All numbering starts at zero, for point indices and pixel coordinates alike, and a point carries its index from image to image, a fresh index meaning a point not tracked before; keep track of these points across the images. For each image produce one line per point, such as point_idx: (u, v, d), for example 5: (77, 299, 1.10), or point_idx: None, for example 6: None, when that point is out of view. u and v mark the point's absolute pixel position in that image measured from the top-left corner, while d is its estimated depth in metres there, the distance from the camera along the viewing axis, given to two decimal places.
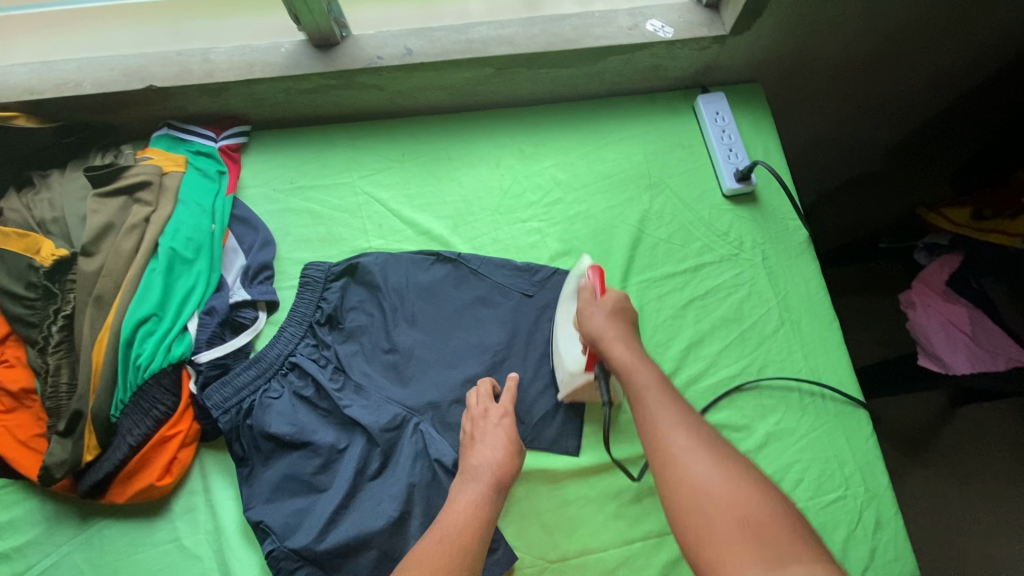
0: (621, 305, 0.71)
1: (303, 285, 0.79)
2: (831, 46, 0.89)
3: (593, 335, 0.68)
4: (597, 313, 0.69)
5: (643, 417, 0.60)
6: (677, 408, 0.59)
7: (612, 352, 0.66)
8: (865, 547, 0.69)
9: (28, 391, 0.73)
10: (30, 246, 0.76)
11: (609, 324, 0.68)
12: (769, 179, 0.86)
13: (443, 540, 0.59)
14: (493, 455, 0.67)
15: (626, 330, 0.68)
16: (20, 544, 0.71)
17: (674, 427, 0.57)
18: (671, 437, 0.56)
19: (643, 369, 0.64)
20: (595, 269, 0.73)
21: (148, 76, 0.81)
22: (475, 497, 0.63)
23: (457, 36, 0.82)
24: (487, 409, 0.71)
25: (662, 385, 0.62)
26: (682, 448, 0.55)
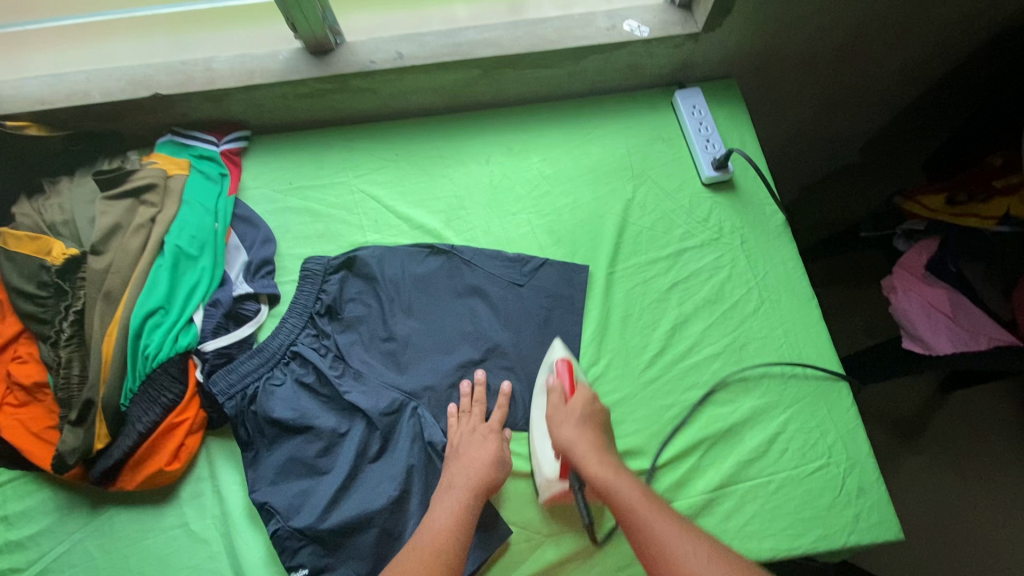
0: (591, 408, 0.68)
1: (303, 278, 0.82)
2: (800, 41, 0.93)
3: (567, 445, 0.65)
4: (567, 424, 0.67)
5: (647, 544, 0.56)
6: (669, 522, 0.58)
7: (588, 471, 0.63)
8: (849, 512, 0.72)
9: (40, 386, 0.76)
10: (41, 248, 0.79)
11: (581, 435, 0.66)
12: (746, 167, 0.90)
13: (417, 546, 0.61)
14: (473, 463, 0.69)
15: (597, 441, 0.66)
16: (33, 533, 0.73)
17: (676, 536, 0.56)
18: (684, 562, 0.54)
19: (625, 482, 0.61)
20: (564, 362, 0.72)
21: (153, 85, 0.85)
22: (455, 503, 0.65)
23: (445, 40, 0.87)
24: (475, 425, 0.73)
25: (645, 499, 0.60)
26: (700, 574, 0.53)
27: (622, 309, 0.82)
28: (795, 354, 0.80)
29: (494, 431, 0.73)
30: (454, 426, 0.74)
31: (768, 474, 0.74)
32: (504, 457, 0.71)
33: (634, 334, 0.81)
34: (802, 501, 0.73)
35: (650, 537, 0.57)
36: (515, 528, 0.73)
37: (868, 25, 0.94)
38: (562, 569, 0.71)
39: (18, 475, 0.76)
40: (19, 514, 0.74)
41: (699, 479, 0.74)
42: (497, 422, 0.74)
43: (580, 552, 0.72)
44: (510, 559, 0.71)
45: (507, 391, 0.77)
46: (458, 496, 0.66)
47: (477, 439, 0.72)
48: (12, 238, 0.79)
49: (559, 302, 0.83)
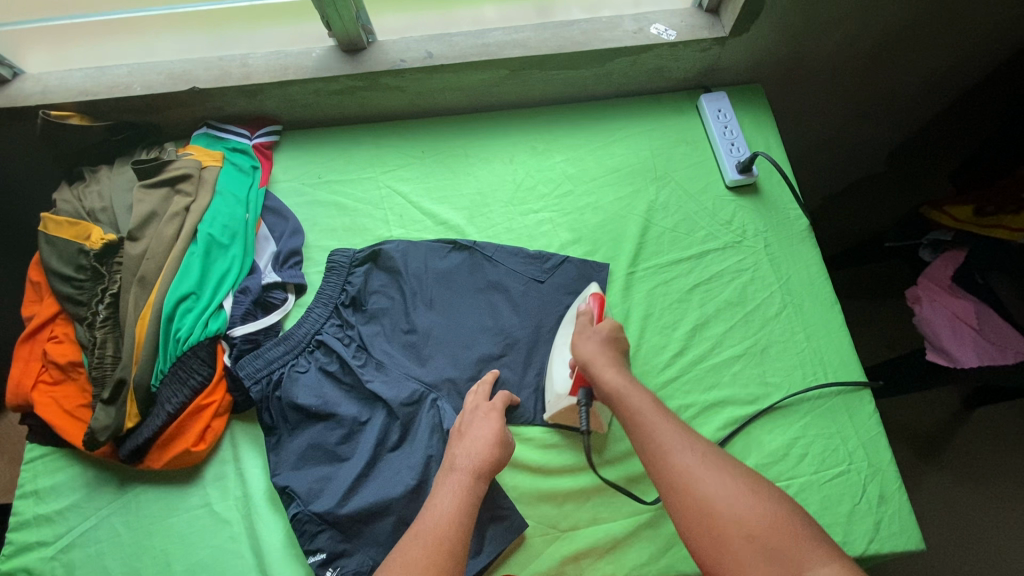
0: (615, 334, 0.73)
1: (329, 269, 0.84)
2: (827, 47, 0.94)
3: (586, 357, 0.70)
4: (590, 339, 0.72)
5: (646, 440, 0.62)
6: (673, 426, 0.62)
7: (604, 378, 0.67)
8: (869, 520, 0.71)
9: (75, 365, 0.78)
10: (80, 233, 0.82)
11: (601, 351, 0.71)
12: (771, 171, 0.90)
13: (418, 531, 0.61)
14: (475, 445, 0.69)
15: (619, 359, 0.70)
16: (62, 508, 0.75)
17: (675, 436, 0.61)
18: (678, 456, 0.59)
19: (637, 391, 0.66)
20: (597, 296, 0.76)
21: (192, 79, 0.88)
22: (457, 486, 0.65)
23: (474, 41, 0.89)
24: (477, 404, 0.74)
25: (654, 407, 0.64)
26: (690, 465, 0.58)
27: (643, 308, 0.83)
28: (816, 358, 0.80)
29: (495, 409, 0.73)
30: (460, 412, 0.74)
31: (787, 478, 0.73)
32: (507, 435, 0.71)
33: (653, 334, 0.81)
34: (821, 506, 0.72)
35: (652, 434, 0.62)
36: (531, 522, 0.73)
37: (896, 32, 0.93)
38: (576, 564, 0.72)
39: (49, 451, 0.78)
40: (50, 489, 0.76)
41: None
42: (500, 403, 0.74)
43: (595, 548, 0.72)
44: (525, 551, 0.72)
45: (508, 397, 0.76)
46: (459, 480, 0.66)
47: (481, 419, 0.72)
48: (53, 223, 0.82)
49: (580, 300, 0.83)
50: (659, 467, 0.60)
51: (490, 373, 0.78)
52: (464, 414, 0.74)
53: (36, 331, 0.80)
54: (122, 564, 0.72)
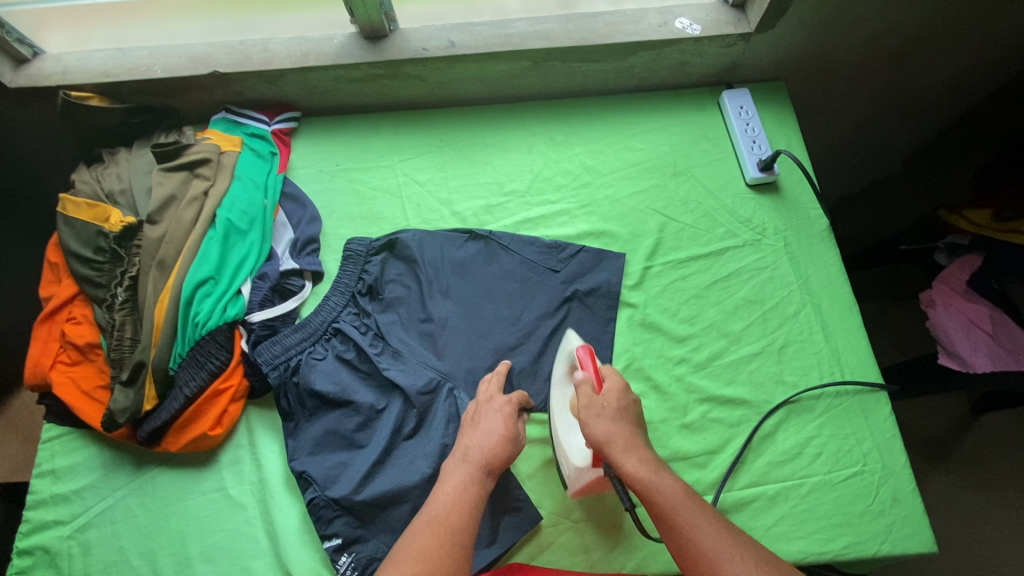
0: (624, 402, 0.66)
1: (346, 258, 0.84)
2: (852, 45, 0.92)
3: (603, 439, 0.63)
4: (602, 418, 0.64)
5: (688, 544, 0.57)
6: (712, 523, 0.58)
7: (628, 468, 0.61)
8: (882, 521, 0.72)
9: (93, 346, 0.78)
10: (98, 215, 0.82)
11: (615, 428, 0.64)
12: (792, 169, 0.89)
13: (427, 519, 0.60)
14: (487, 437, 0.68)
15: (637, 435, 0.65)
16: (79, 487, 0.76)
17: (717, 535, 0.57)
18: (726, 562, 0.55)
19: (665, 480, 0.61)
20: (585, 350, 0.70)
21: (212, 63, 0.88)
22: (466, 477, 0.64)
23: (496, 30, 0.88)
24: (491, 396, 0.73)
25: (686, 497, 0.60)
26: (747, 575, 0.54)
27: (659, 303, 0.83)
28: (834, 359, 0.80)
29: (510, 404, 0.71)
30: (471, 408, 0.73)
31: (801, 477, 0.73)
32: (518, 432, 0.70)
33: (670, 329, 0.81)
34: (834, 506, 0.72)
35: (691, 535, 0.57)
36: (544, 513, 0.74)
37: (923, 32, 0.92)
38: (587, 556, 0.72)
39: (66, 431, 0.79)
40: (67, 469, 0.77)
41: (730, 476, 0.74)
42: (515, 399, 0.73)
43: (607, 540, 0.73)
44: (538, 542, 0.73)
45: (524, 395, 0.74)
46: (470, 471, 0.64)
47: (495, 412, 0.70)
48: (73, 205, 0.83)
49: (597, 293, 0.83)
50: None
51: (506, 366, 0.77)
52: (478, 404, 0.72)
53: (55, 312, 0.80)
54: (138, 545, 0.73)
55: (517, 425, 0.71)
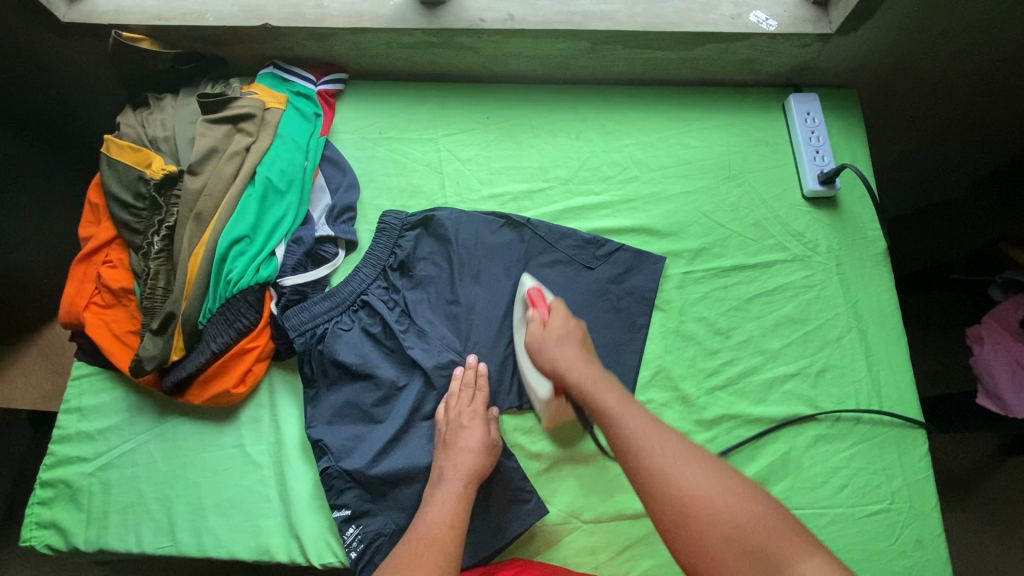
0: (566, 329, 0.71)
1: (379, 230, 0.83)
2: (937, 57, 0.86)
3: (550, 366, 0.68)
4: (546, 344, 0.69)
5: (621, 440, 0.57)
6: (649, 422, 0.58)
7: (570, 379, 0.65)
8: (902, 562, 0.69)
9: (127, 291, 0.79)
10: (142, 160, 0.82)
11: (560, 351, 0.69)
12: (854, 184, 0.84)
13: (412, 540, 0.62)
14: (462, 454, 0.69)
15: (587, 357, 0.68)
16: (104, 428, 0.78)
17: (645, 429, 0.57)
18: (653, 456, 0.54)
19: (605, 390, 0.62)
20: (537, 291, 0.76)
21: (264, 15, 0.86)
22: (447, 498, 0.66)
23: (559, 7, 0.83)
24: (462, 408, 0.72)
25: (624, 401, 0.61)
26: (669, 466, 0.53)
27: (696, 311, 0.80)
28: (874, 390, 0.76)
29: (474, 413, 0.72)
30: (444, 410, 0.73)
31: (822, 506, 0.71)
32: (494, 439, 0.71)
33: (703, 338, 0.78)
34: (853, 540, 0.70)
35: (620, 427, 0.58)
36: (555, 508, 0.73)
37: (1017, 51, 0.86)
38: (594, 557, 0.72)
39: (95, 371, 0.80)
40: (94, 408, 0.79)
41: None
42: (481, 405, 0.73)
43: (614, 544, 0.72)
44: (544, 537, 0.72)
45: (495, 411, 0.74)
46: (449, 490, 0.66)
47: (466, 424, 0.71)
48: (116, 147, 0.83)
49: (632, 293, 0.80)
50: (638, 468, 0.54)
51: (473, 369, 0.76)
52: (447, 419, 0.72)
53: (92, 253, 0.81)
54: (155, 490, 0.75)
55: (492, 429, 0.72)
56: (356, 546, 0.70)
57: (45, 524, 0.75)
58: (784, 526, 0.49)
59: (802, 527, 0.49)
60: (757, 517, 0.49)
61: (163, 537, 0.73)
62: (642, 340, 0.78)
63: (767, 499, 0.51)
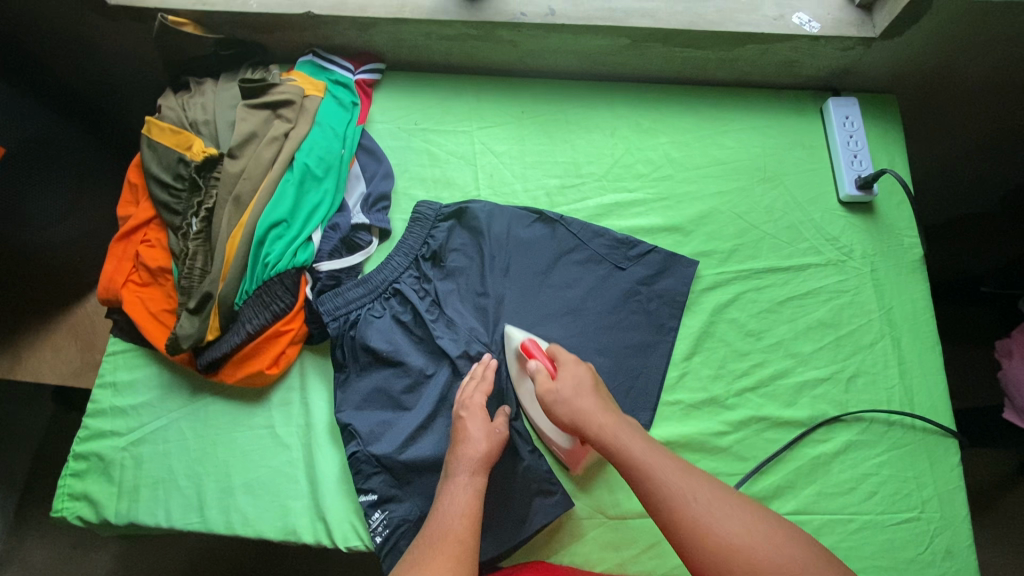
0: (578, 381, 0.66)
1: (413, 220, 0.83)
2: (982, 65, 0.85)
3: (568, 420, 0.64)
4: (557, 402, 0.65)
5: (660, 501, 0.55)
6: (680, 474, 0.56)
7: (593, 433, 0.62)
8: (930, 571, 0.69)
9: (163, 271, 0.81)
10: (182, 143, 0.83)
11: (579, 407, 0.64)
12: (892, 191, 0.84)
13: (426, 537, 0.61)
14: (466, 447, 0.68)
15: (605, 404, 0.64)
16: (137, 403, 0.79)
17: (680, 479, 0.56)
18: (691, 506, 0.54)
19: (630, 440, 0.60)
20: (530, 343, 0.72)
21: (307, 3, 0.86)
22: (455, 492, 0.65)
23: (600, 3, 0.83)
24: (467, 401, 0.72)
25: (651, 449, 0.59)
26: (709, 518, 0.53)
27: (727, 313, 0.79)
28: (907, 398, 0.75)
29: (478, 404, 0.72)
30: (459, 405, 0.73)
31: (851, 512, 0.71)
32: (499, 429, 0.71)
33: (733, 340, 0.78)
34: (882, 547, 0.69)
35: (657, 483, 0.56)
36: (580, 502, 0.74)
37: None
38: (617, 554, 0.71)
39: (130, 348, 0.82)
40: (128, 383, 0.80)
41: (775, 499, 0.71)
42: (481, 396, 0.72)
43: (638, 541, 0.72)
44: (569, 531, 0.72)
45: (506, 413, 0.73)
46: (456, 484, 0.66)
47: (470, 413, 0.71)
48: (157, 129, 0.84)
49: (662, 294, 0.80)
50: (679, 527, 0.53)
51: (483, 365, 0.76)
52: (456, 414, 0.72)
53: (131, 233, 0.82)
54: (185, 466, 0.76)
55: (495, 421, 0.72)
56: (382, 530, 0.71)
57: (76, 496, 0.76)
58: (818, 568, 0.50)
59: (839, 562, 0.51)
60: (804, 564, 0.50)
61: (192, 514, 0.74)
62: (671, 339, 0.78)
63: (806, 544, 0.52)
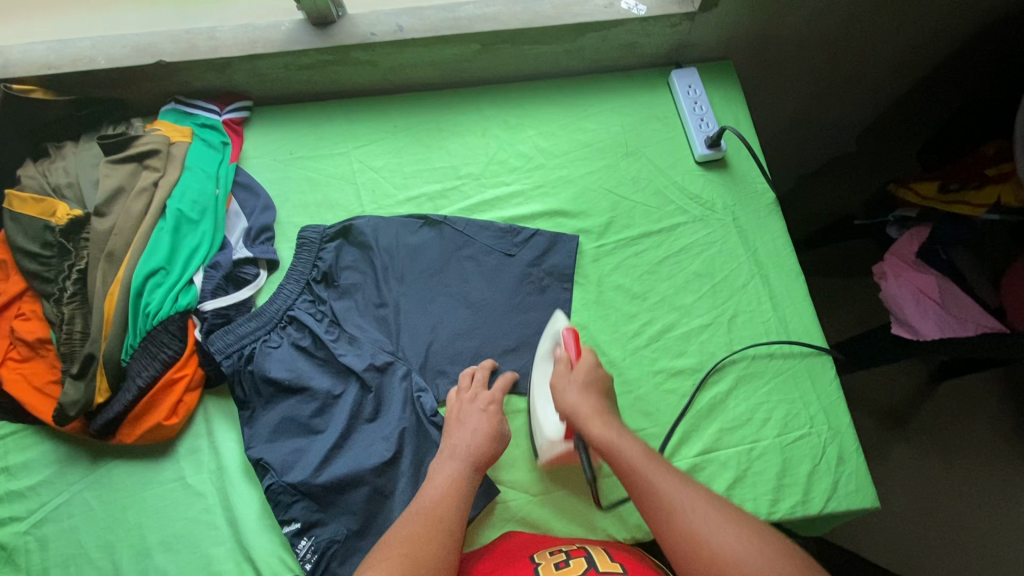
0: (594, 375, 0.69)
1: (300, 246, 0.84)
2: (794, 24, 0.95)
3: (570, 412, 0.66)
4: (571, 389, 0.67)
5: (649, 502, 0.57)
6: (672, 480, 0.58)
7: (591, 430, 0.64)
8: (829, 479, 0.74)
9: (43, 341, 0.77)
10: (46, 210, 0.81)
11: (583, 400, 0.66)
12: (739, 146, 0.92)
13: (418, 513, 0.61)
14: (474, 436, 0.69)
15: (601, 405, 0.66)
16: (34, 483, 0.75)
17: (675, 490, 0.57)
18: (684, 515, 0.54)
19: (626, 442, 0.62)
20: (570, 331, 0.73)
21: (158, 52, 0.87)
22: (453, 474, 0.66)
23: (445, 14, 0.88)
24: (476, 394, 0.74)
25: (648, 459, 0.60)
26: (699, 524, 0.53)
27: (613, 280, 0.84)
28: (783, 328, 0.82)
29: (494, 402, 0.73)
30: (456, 395, 0.75)
31: (751, 442, 0.75)
32: (504, 430, 0.72)
33: (623, 304, 0.83)
34: (783, 467, 0.74)
35: (650, 488, 0.57)
36: (504, 487, 0.74)
37: (861, 11, 0.96)
38: (547, 528, 0.72)
39: (19, 428, 0.78)
40: (22, 465, 0.76)
41: (681, 444, 0.75)
42: (499, 394, 0.74)
43: (566, 512, 0.73)
44: (497, 518, 0.73)
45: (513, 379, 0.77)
46: (455, 467, 0.66)
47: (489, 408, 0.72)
48: (17, 200, 0.81)
49: (551, 273, 0.84)
50: (666, 528, 0.54)
51: (489, 363, 0.77)
52: (462, 402, 0.73)
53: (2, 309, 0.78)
54: (95, 537, 0.73)
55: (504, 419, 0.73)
56: (310, 557, 0.69)
57: None
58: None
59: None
60: (773, 559, 0.50)
61: None
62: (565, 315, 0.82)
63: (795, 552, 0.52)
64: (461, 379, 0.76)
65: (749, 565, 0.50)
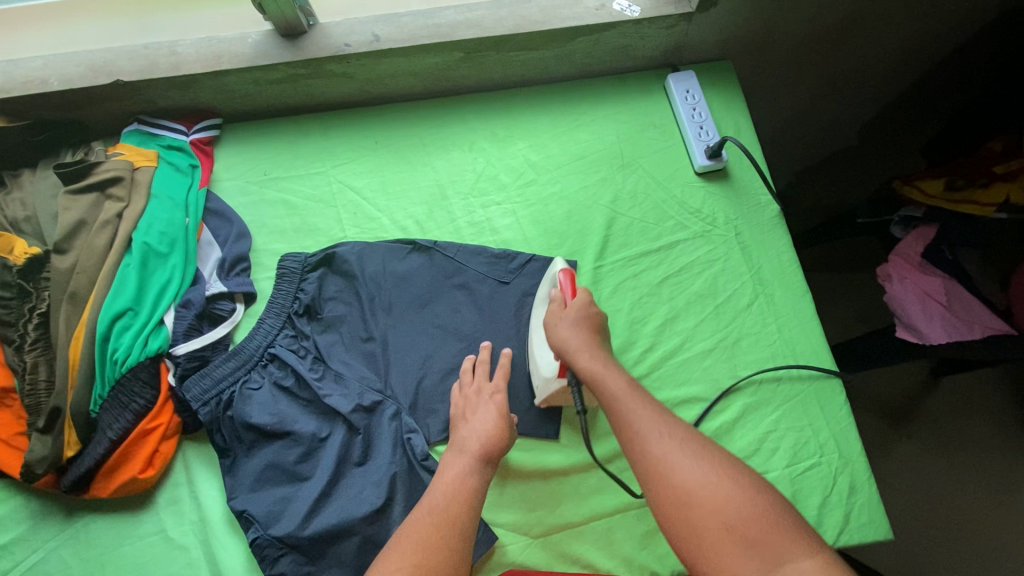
0: (589, 315, 0.69)
1: (279, 276, 0.79)
2: (796, 21, 0.89)
3: (560, 346, 0.68)
4: (563, 323, 0.68)
5: (626, 425, 0.59)
6: (652, 409, 0.59)
7: (579, 363, 0.65)
8: (841, 511, 0.71)
9: (7, 390, 0.71)
10: (5, 246, 0.74)
11: (575, 333, 0.68)
12: (740, 156, 0.87)
13: (430, 514, 0.59)
14: (483, 429, 0.67)
15: (595, 334, 0.69)
16: (6, 542, 0.71)
17: (649, 419, 0.58)
18: (655, 446, 0.56)
19: (611, 374, 0.64)
20: (566, 274, 0.73)
21: (115, 71, 0.80)
22: (464, 470, 0.63)
23: (424, 21, 0.82)
24: (480, 386, 0.72)
25: (632, 389, 0.62)
26: (668, 454, 0.55)
27: (612, 304, 0.80)
28: (790, 351, 0.78)
29: (500, 391, 0.71)
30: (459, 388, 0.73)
31: (760, 473, 0.72)
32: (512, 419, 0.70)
33: (622, 329, 0.78)
34: (793, 500, 0.71)
35: (627, 414, 0.59)
36: (503, 531, 0.70)
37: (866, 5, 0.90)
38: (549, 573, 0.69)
39: None
40: None
41: None
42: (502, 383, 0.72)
43: (569, 555, 0.70)
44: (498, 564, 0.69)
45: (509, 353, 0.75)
46: (466, 463, 0.64)
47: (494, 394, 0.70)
48: None
49: None
50: (638, 449, 0.56)
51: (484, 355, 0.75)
52: (466, 396, 0.71)
53: None
54: None
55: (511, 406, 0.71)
56: None
57: None
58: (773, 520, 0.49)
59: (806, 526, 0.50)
60: (737, 492, 0.51)
61: None
62: None
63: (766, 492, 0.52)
64: (461, 373, 0.74)
65: (710, 495, 0.51)
